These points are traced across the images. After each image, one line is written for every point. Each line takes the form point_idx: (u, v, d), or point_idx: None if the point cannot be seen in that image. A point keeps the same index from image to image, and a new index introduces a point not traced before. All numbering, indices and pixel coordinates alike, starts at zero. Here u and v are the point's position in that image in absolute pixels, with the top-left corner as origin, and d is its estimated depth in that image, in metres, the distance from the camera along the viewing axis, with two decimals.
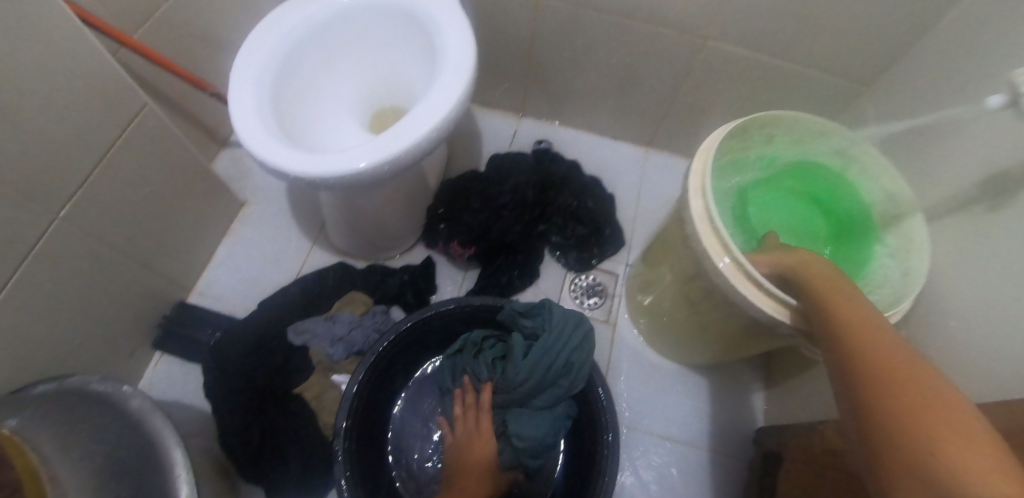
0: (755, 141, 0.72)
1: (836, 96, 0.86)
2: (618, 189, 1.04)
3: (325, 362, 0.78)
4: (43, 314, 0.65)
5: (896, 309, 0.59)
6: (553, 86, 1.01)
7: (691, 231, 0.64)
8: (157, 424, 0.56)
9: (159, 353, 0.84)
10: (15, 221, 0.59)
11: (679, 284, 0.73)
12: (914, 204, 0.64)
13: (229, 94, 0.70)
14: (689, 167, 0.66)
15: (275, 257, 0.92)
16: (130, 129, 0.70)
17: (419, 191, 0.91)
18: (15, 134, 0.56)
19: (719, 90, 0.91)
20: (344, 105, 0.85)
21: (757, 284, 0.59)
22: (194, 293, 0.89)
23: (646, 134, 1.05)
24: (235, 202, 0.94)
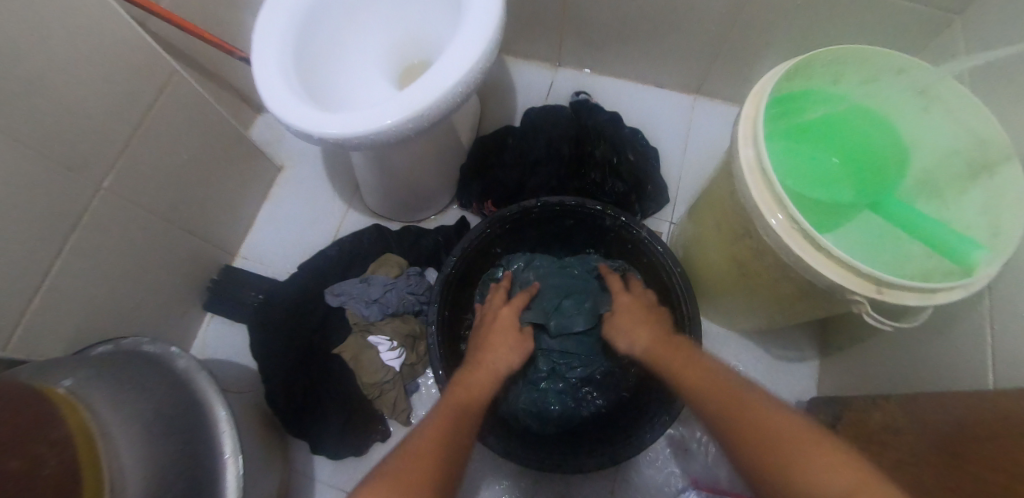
0: (816, 80, 0.63)
1: (921, 25, 0.75)
2: (662, 141, 0.97)
3: (362, 323, 0.79)
4: (96, 280, 0.68)
5: (982, 272, 0.51)
6: (592, 30, 0.92)
7: (741, 186, 0.57)
8: (200, 383, 0.60)
9: (210, 314, 0.89)
10: (61, 193, 0.61)
11: (725, 245, 0.68)
12: (1011, 148, 0.54)
13: (250, 49, 0.67)
14: (740, 114, 0.59)
15: (313, 220, 0.94)
16: (161, 98, 0.70)
17: (450, 151, 0.88)
18: (47, 107, 0.57)
19: (778, 26, 0.81)
20: (369, 63, 0.82)
21: (819, 248, 0.52)
22: (239, 257, 0.92)
23: (695, 80, 0.96)
24: (273, 166, 0.95)
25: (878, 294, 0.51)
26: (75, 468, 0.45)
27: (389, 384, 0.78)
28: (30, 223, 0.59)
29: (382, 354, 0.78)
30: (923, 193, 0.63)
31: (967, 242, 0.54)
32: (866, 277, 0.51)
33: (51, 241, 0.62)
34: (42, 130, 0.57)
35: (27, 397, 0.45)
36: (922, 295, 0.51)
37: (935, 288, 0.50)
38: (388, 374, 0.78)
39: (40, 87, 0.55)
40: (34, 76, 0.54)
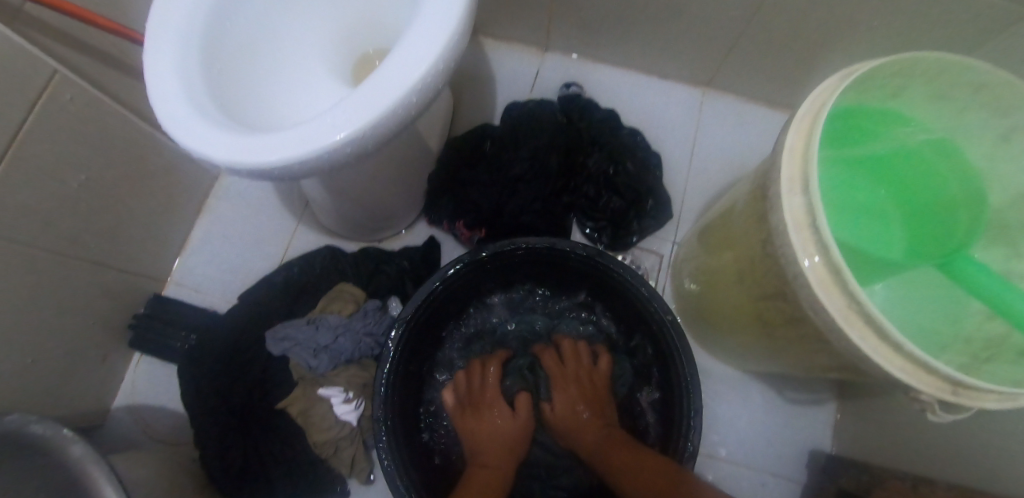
0: (874, 98, 0.50)
1: (994, 16, 0.60)
2: (666, 144, 0.83)
3: (312, 373, 0.67)
4: None
5: None
6: (585, 11, 0.76)
7: (781, 243, 0.44)
8: (99, 477, 0.50)
9: (138, 353, 0.76)
10: None
11: (744, 296, 0.56)
12: None
13: (144, 54, 0.52)
14: (782, 144, 0.46)
15: (256, 239, 0.80)
16: (37, 110, 0.55)
17: (415, 162, 0.74)
18: None
19: (812, 13, 0.66)
20: (307, 57, 0.67)
21: (880, 334, 0.40)
22: (171, 284, 0.79)
23: (706, 71, 0.81)
24: (206, 175, 0.80)
25: (954, 396, 0.39)
26: None
27: (346, 443, 0.67)
28: None
29: (336, 409, 0.66)
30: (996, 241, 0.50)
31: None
32: (939, 374, 0.39)
33: None
34: None
35: None
36: (1008, 398, 0.39)
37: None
38: (344, 431, 0.66)
39: None
40: None
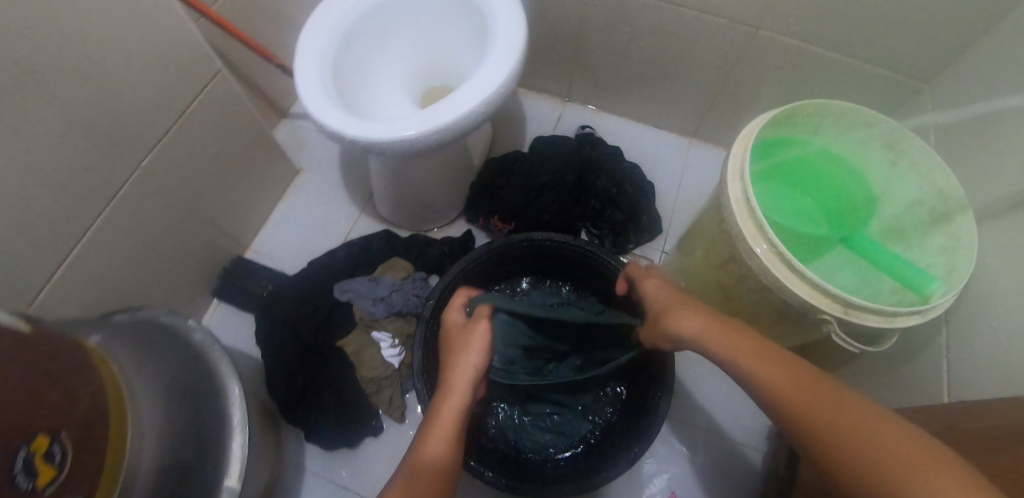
0: (799, 129, 0.72)
1: (895, 91, 0.84)
2: (658, 177, 1.05)
3: (366, 319, 0.83)
4: (120, 254, 0.72)
5: (935, 304, 0.59)
6: (600, 71, 1.01)
7: (727, 214, 0.65)
8: (216, 359, 0.64)
9: (217, 301, 0.92)
10: (104, 167, 0.66)
11: (711, 270, 0.74)
12: (963, 201, 0.62)
13: (295, 64, 0.75)
14: (729, 152, 0.67)
15: (325, 222, 0.98)
16: (203, 93, 0.77)
17: (462, 169, 0.95)
18: (106, 88, 0.63)
19: (765, 82, 0.91)
20: (396, 81, 0.89)
21: (794, 271, 0.60)
22: (250, 250, 0.96)
23: (691, 125, 1.05)
24: (292, 168, 1.00)
25: (845, 315, 0.59)
26: (103, 414, 0.48)
27: (387, 381, 0.82)
28: (72, 192, 0.63)
29: (383, 351, 0.82)
30: (891, 236, 0.71)
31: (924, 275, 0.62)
32: (833, 298, 0.59)
33: (87, 211, 0.66)
34: (98, 108, 0.63)
35: (72, 345, 0.49)
36: (884, 317, 0.58)
37: (893, 313, 0.58)
38: (387, 371, 0.82)
39: (103, 70, 0.61)
40: (100, 59, 0.60)
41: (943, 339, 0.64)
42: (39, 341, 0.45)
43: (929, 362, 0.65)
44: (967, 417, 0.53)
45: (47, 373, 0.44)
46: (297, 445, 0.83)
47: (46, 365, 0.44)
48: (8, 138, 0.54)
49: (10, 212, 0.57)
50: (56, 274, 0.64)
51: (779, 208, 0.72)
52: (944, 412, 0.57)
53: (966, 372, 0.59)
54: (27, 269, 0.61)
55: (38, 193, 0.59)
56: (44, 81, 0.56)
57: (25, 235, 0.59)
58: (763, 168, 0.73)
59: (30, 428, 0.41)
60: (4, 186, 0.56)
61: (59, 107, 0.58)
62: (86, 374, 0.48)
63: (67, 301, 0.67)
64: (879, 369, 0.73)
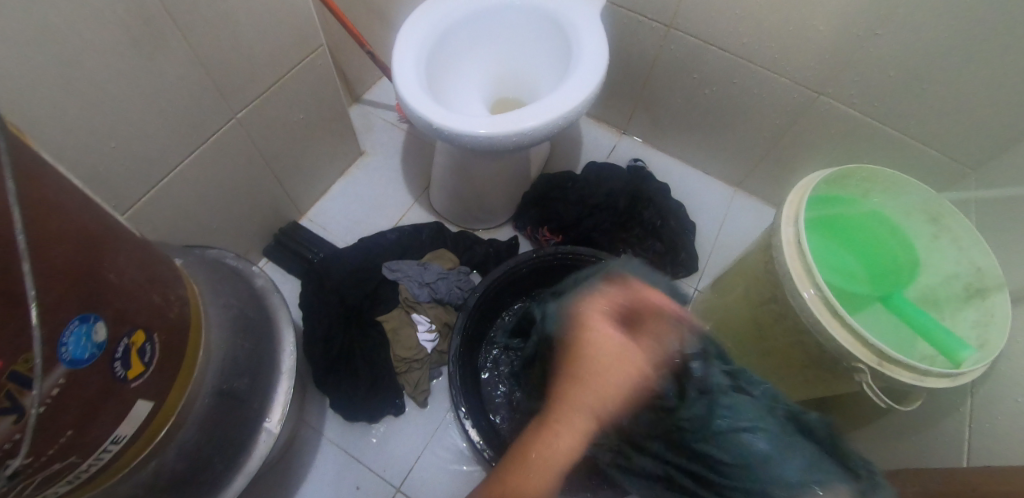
0: (850, 191, 0.78)
1: (940, 174, 0.89)
2: (700, 219, 1.09)
3: (409, 300, 0.86)
4: (199, 192, 0.76)
5: (966, 369, 0.62)
6: (661, 110, 1.08)
7: (777, 254, 0.68)
8: (276, 304, 0.67)
9: (265, 260, 0.95)
10: (208, 108, 0.71)
11: (750, 309, 0.77)
12: (1001, 281, 0.67)
13: (394, 52, 0.81)
14: (785, 198, 0.71)
15: (380, 204, 1.02)
16: (305, 62, 0.82)
17: (519, 176, 0.99)
18: (229, 38, 0.69)
19: (817, 145, 0.96)
20: (476, 85, 0.95)
21: (836, 317, 0.63)
22: (305, 218, 1.00)
23: (738, 175, 1.10)
24: (358, 149, 1.05)
25: (879, 366, 0.61)
26: (186, 328, 0.51)
27: (418, 364, 0.84)
28: (177, 124, 0.68)
29: (420, 334, 0.84)
30: (925, 304, 0.75)
31: (956, 343, 0.65)
32: (870, 348, 0.62)
33: (184, 144, 0.70)
34: (218, 54, 0.68)
35: (167, 259, 0.53)
36: (915, 376, 0.61)
37: (925, 372, 0.61)
38: (419, 353, 0.83)
39: (231, 20, 0.67)
40: (231, 9, 0.66)
41: (968, 408, 0.66)
42: (146, 247, 0.49)
43: (953, 429, 0.67)
44: (990, 481, 0.55)
45: (150, 276, 0.48)
46: (319, 411, 0.84)
47: (150, 269, 0.48)
48: (141, 62, 0.60)
49: (125, 130, 0.62)
50: (145, 198, 0.68)
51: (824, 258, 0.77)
52: (967, 476, 0.58)
53: (990, 441, 0.61)
54: (124, 186, 0.65)
55: (151, 118, 0.64)
56: (184, 18, 0.61)
57: (130, 155, 0.64)
58: (813, 221, 0.79)
59: (133, 321, 0.44)
60: (127, 104, 0.61)
61: (188, 44, 0.64)
62: (178, 287, 0.52)
63: (146, 225, 0.70)
64: (899, 433, 0.75)
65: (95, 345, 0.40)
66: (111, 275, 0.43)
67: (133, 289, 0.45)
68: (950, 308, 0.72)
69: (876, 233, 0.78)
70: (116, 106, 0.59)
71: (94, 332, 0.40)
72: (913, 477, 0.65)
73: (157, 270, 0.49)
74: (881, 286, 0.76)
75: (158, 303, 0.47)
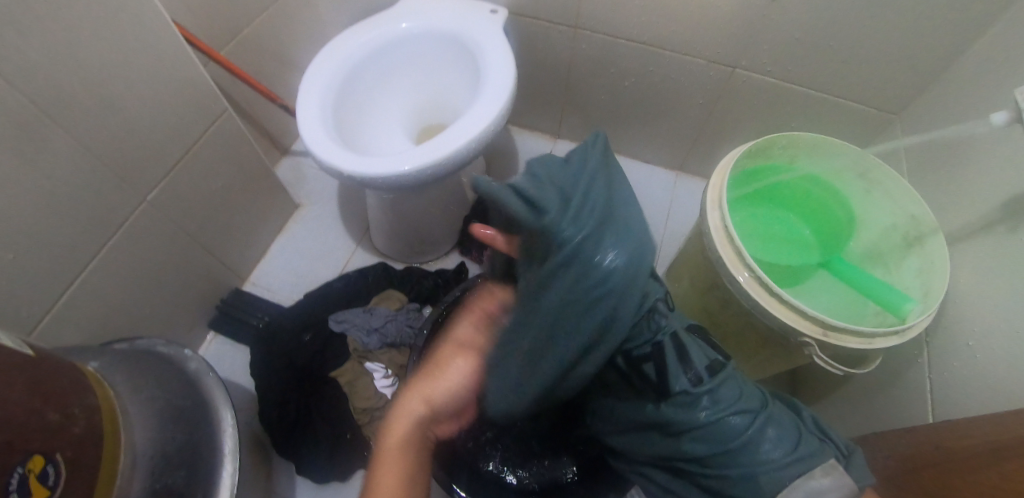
0: (776, 160, 0.75)
1: (867, 124, 0.89)
2: (647, 209, 1.08)
3: (360, 350, 0.84)
4: (123, 281, 0.74)
5: (912, 324, 0.60)
6: (588, 109, 1.07)
7: (709, 241, 0.67)
8: (210, 385, 0.66)
9: (213, 333, 0.93)
10: (113, 199, 0.69)
11: (697, 297, 0.76)
12: (934, 225, 0.65)
13: (297, 106, 0.79)
14: (708, 182, 0.70)
15: (322, 255, 1.01)
16: (211, 129, 0.81)
17: (456, 201, 0.98)
18: (119, 125, 0.67)
19: (745, 117, 0.96)
20: (394, 119, 0.93)
21: (775, 296, 0.61)
22: (249, 282, 0.98)
23: (678, 158, 1.09)
24: (292, 203, 1.04)
25: (825, 336, 0.60)
26: (98, 436, 0.49)
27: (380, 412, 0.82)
28: (82, 222, 0.66)
29: (377, 382, 0.83)
30: (869, 260, 0.74)
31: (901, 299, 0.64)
32: (813, 321, 0.60)
33: (94, 240, 0.69)
34: (110, 143, 0.66)
35: (71, 369, 0.51)
36: (863, 340, 0.60)
37: (872, 334, 0.60)
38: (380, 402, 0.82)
39: (117, 108, 0.66)
40: (114, 96, 0.65)
41: (925, 359, 0.65)
42: (41, 363, 0.47)
43: (914, 383, 0.65)
44: (951, 436, 0.54)
45: (47, 393, 0.46)
46: (288, 478, 0.82)
47: (45, 385, 0.46)
48: (23, 168, 0.58)
49: (22, 240, 0.60)
50: (59, 301, 0.66)
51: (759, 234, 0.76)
52: (929, 432, 0.57)
53: (948, 391, 0.60)
54: (33, 295, 0.63)
55: (47, 221, 0.62)
56: (61, 116, 0.60)
57: (33, 264, 0.62)
58: (745, 197, 0.77)
59: (26, 446, 0.41)
60: (18, 214, 0.59)
61: (74, 141, 0.62)
62: (83, 396, 0.50)
63: (68, 328, 0.68)
64: (867, 393, 0.74)
65: None
66: None
67: (25, 412, 0.43)
68: (893, 260, 0.71)
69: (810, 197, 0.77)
70: (5, 218, 0.58)
71: None
72: (882, 439, 0.64)
73: (55, 385, 0.47)
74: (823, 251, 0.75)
75: (59, 420, 0.45)
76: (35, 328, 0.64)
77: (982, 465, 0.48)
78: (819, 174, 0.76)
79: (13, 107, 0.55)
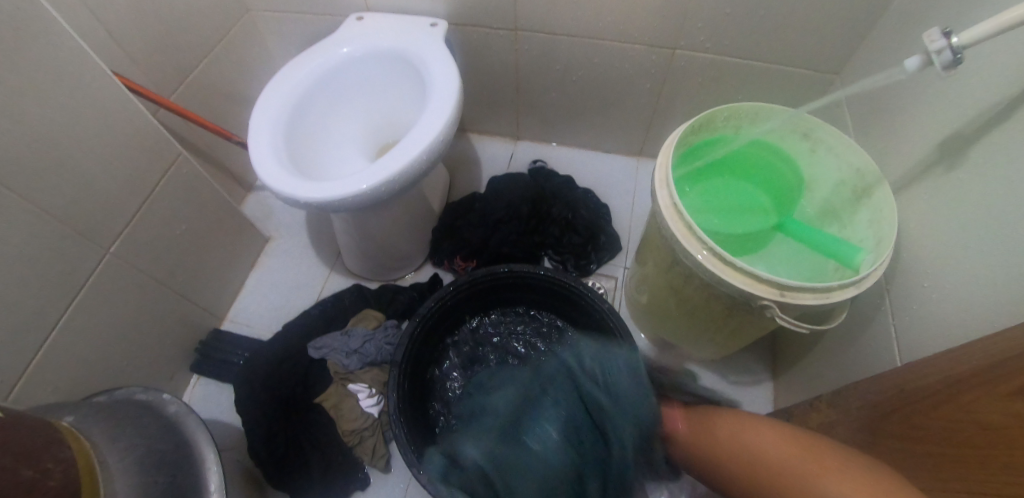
0: (722, 132, 0.77)
1: (810, 87, 0.90)
2: (612, 197, 1.09)
3: (341, 372, 0.85)
4: (96, 336, 0.75)
5: (867, 274, 0.61)
6: (543, 108, 1.08)
7: (662, 220, 0.68)
8: (192, 427, 0.67)
9: (196, 376, 0.93)
10: (75, 256, 0.70)
11: (662, 276, 0.77)
12: (878, 176, 0.66)
13: (248, 141, 0.80)
14: (656, 162, 0.71)
15: (297, 284, 1.02)
16: (167, 175, 0.82)
17: (422, 215, 0.99)
18: (73, 183, 0.68)
19: (693, 96, 0.97)
20: (348, 142, 0.94)
21: (730, 265, 0.63)
22: (227, 320, 0.99)
23: (636, 144, 1.11)
24: (262, 237, 1.05)
25: (781, 297, 0.61)
26: (75, 488, 0.49)
27: (368, 431, 0.82)
28: (46, 282, 0.67)
29: (361, 402, 0.83)
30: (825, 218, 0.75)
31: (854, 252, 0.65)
32: (768, 283, 0.61)
33: (60, 299, 0.69)
34: (66, 202, 0.67)
35: (43, 424, 0.51)
36: (819, 295, 0.61)
37: (827, 288, 0.61)
38: (367, 421, 0.82)
39: (68, 166, 0.66)
40: (63, 156, 0.66)
41: (886, 306, 0.66)
42: (12, 421, 0.48)
43: (878, 332, 0.67)
44: (910, 377, 0.55)
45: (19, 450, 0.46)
46: None
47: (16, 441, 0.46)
48: None
49: None
50: (31, 363, 0.67)
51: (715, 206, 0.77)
52: (892, 376, 0.58)
53: (909, 335, 0.61)
54: (4, 361, 0.63)
55: (9, 287, 0.63)
56: (11, 181, 0.61)
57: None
58: (697, 173, 0.79)
59: None
60: None
61: (27, 204, 0.63)
62: (58, 449, 0.50)
63: (44, 389, 0.69)
64: (838, 348, 0.75)
65: None
66: None
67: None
68: (847, 215, 0.73)
69: (761, 164, 0.78)
70: None
71: None
72: (853, 391, 0.65)
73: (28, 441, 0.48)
74: (779, 215, 0.76)
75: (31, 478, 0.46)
76: (9, 393, 0.64)
77: (941, 401, 0.49)
78: (765, 140, 0.77)
79: None
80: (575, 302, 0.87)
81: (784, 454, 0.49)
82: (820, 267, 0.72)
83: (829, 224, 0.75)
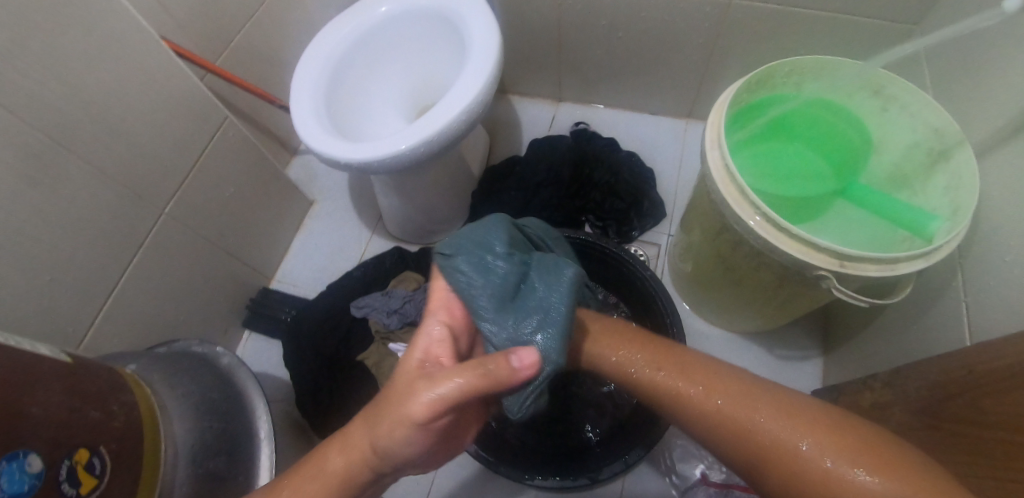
0: (782, 89, 0.71)
1: (885, 38, 0.82)
2: (657, 161, 1.05)
3: (382, 331, 0.86)
4: (154, 292, 0.79)
5: (941, 245, 0.56)
6: (586, 67, 1.04)
7: (711, 185, 0.64)
8: (244, 378, 0.71)
9: (248, 332, 0.98)
10: (132, 216, 0.73)
11: (709, 243, 0.74)
12: (960, 137, 0.60)
13: (291, 104, 0.81)
14: (707, 122, 0.66)
15: (340, 246, 1.05)
16: (215, 138, 0.84)
17: (460, 178, 0.99)
18: (128, 146, 0.71)
19: (750, 51, 0.90)
20: (388, 104, 0.94)
21: (786, 233, 0.58)
22: (275, 280, 1.03)
23: (685, 105, 1.05)
24: (306, 200, 1.08)
25: (841, 268, 0.57)
26: (139, 429, 0.54)
27: None
28: (108, 241, 0.71)
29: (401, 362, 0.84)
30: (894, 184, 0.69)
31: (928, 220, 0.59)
32: (827, 253, 0.57)
33: (121, 257, 0.73)
34: (122, 164, 0.70)
35: (109, 371, 0.55)
36: (883, 267, 0.56)
37: (893, 259, 0.56)
38: None
39: (122, 129, 0.69)
40: (118, 119, 0.68)
41: (960, 281, 0.60)
42: (80, 366, 0.52)
43: (947, 307, 0.62)
44: (980, 358, 0.51)
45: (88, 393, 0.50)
46: None
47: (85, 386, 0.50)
48: (45, 197, 0.62)
49: (56, 264, 0.65)
50: (99, 315, 0.71)
51: (769, 170, 0.73)
52: (958, 356, 0.54)
53: (984, 312, 0.56)
54: (74, 314, 0.68)
55: (74, 244, 0.67)
56: (72, 144, 0.64)
57: (69, 284, 0.67)
58: (752, 133, 0.74)
59: (70, 442, 0.46)
60: (49, 240, 0.64)
61: (87, 166, 0.66)
62: (121, 393, 0.54)
63: (111, 340, 0.74)
64: (900, 324, 0.70)
65: (32, 476, 0.42)
66: (32, 409, 0.44)
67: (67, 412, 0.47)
68: (920, 180, 0.66)
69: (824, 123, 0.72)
70: (37, 244, 0.62)
71: (25, 462, 0.42)
72: (913, 370, 0.61)
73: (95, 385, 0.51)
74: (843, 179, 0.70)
75: (98, 420, 0.49)
76: (82, 342, 0.70)
77: (1013, 383, 0.45)
78: (829, 98, 0.71)
79: (27, 141, 0.59)
80: (618, 271, 0.85)
81: (721, 403, 0.42)
82: (887, 237, 0.66)
83: (897, 191, 0.69)
